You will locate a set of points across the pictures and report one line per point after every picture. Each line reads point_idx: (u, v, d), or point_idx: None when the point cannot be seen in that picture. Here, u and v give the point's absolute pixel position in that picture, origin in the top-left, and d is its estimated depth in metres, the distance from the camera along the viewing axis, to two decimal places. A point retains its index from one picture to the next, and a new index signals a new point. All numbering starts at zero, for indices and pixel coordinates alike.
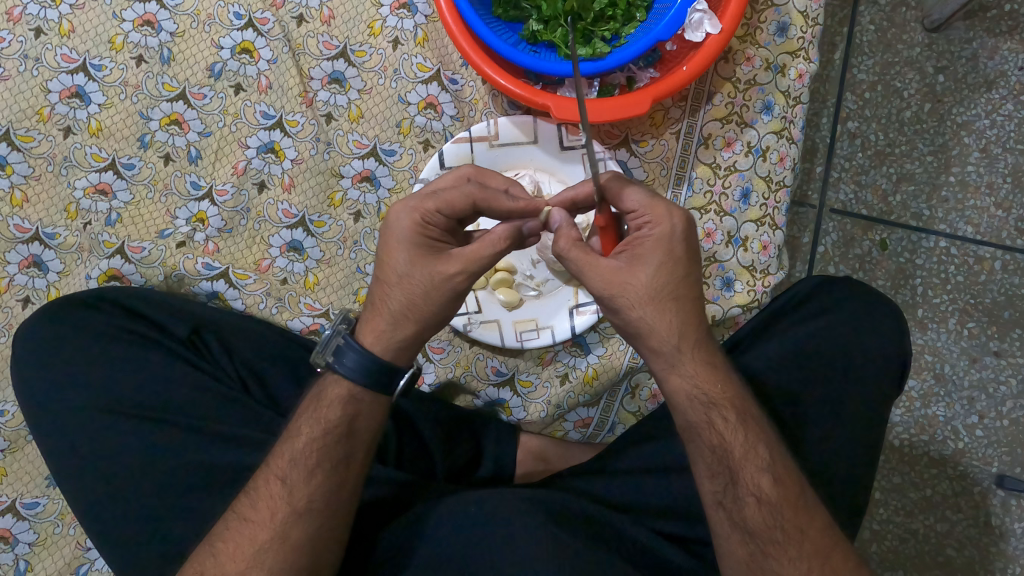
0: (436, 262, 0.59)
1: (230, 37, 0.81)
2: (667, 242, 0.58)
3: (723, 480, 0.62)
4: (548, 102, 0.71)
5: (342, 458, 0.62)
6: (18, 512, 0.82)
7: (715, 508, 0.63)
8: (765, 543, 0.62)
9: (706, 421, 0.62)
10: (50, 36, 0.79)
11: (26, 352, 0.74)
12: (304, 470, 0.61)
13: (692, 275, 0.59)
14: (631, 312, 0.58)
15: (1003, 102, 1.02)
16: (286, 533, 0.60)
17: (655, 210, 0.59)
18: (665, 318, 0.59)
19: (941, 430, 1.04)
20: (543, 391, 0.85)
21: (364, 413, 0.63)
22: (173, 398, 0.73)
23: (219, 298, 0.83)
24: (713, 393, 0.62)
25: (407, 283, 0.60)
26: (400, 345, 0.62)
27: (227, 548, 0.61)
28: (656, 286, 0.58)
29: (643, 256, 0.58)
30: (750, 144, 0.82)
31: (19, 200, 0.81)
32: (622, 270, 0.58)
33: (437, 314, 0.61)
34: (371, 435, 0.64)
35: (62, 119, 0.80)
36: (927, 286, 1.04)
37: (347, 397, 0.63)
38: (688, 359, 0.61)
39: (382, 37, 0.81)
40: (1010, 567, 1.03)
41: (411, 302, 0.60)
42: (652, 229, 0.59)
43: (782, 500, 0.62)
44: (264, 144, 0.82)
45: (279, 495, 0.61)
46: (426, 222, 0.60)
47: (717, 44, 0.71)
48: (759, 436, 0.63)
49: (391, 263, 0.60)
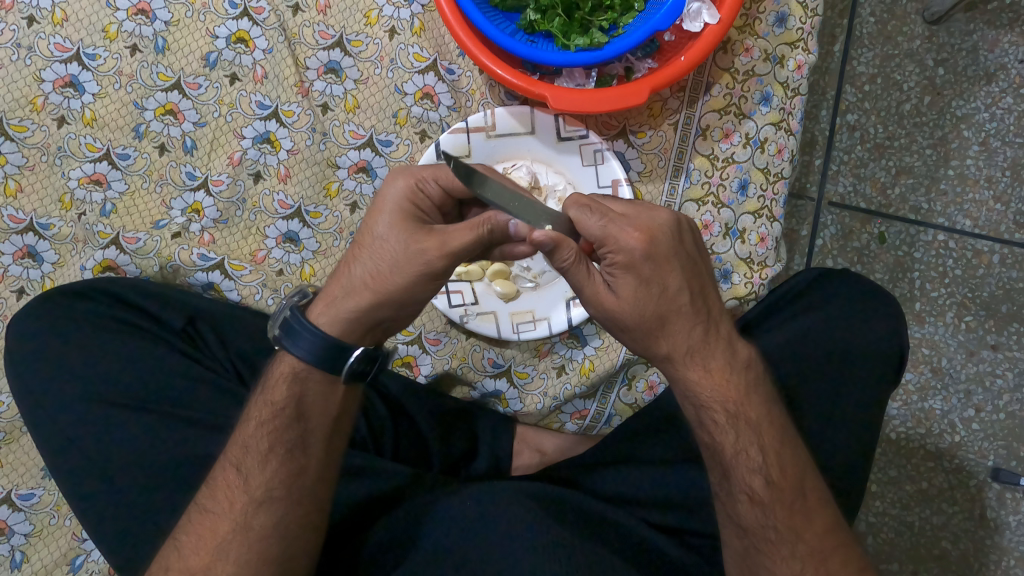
0: (416, 230, 0.58)
1: (225, 27, 0.80)
2: (634, 267, 0.56)
3: (717, 474, 0.64)
4: (545, 92, 0.70)
5: (295, 441, 0.62)
6: (15, 502, 0.82)
7: (716, 499, 0.65)
8: (758, 541, 0.63)
9: (699, 421, 0.64)
10: (43, 24, 0.78)
11: (19, 343, 0.73)
12: (258, 457, 0.62)
13: (671, 292, 0.58)
14: (625, 334, 0.60)
15: (1003, 95, 1.02)
16: (249, 523, 0.61)
17: (612, 235, 0.55)
18: (657, 338, 0.60)
19: (938, 423, 1.05)
20: (540, 382, 0.85)
21: (311, 392, 0.63)
22: (164, 389, 0.73)
23: (215, 289, 0.83)
24: (700, 395, 0.63)
25: (380, 245, 0.59)
26: (346, 318, 0.60)
27: (189, 541, 0.61)
28: (641, 311, 0.58)
29: (620, 281, 0.57)
30: (748, 135, 0.81)
31: (14, 190, 0.80)
32: (606, 299, 0.58)
33: (397, 290, 0.59)
34: (326, 416, 0.63)
35: (57, 109, 0.79)
36: (926, 279, 1.04)
37: (291, 375, 0.62)
38: (681, 368, 0.62)
39: (379, 27, 0.81)
40: (1004, 560, 1.04)
41: (376, 269, 0.59)
42: (614, 257, 0.56)
43: (776, 502, 0.63)
44: (261, 134, 0.81)
45: (235, 485, 0.62)
46: (421, 189, 0.61)
47: (716, 34, 0.70)
48: (752, 439, 0.63)
49: (372, 223, 0.60)
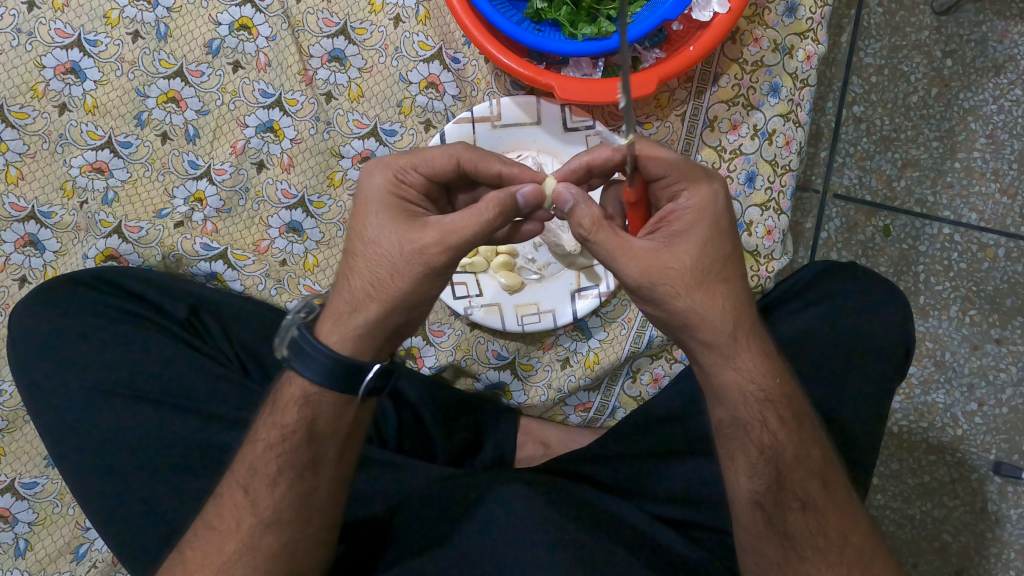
0: (406, 229, 0.56)
1: (228, 13, 0.79)
2: (709, 214, 0.57)
3: (766, 479, 0.61)
4: (552, 81, 0.70)
5: (306, 463, 0.61)
6: (18, 491, 0.82)
7: (753, 508, 0.62)
8: (804, 548, 0.62)
9: (761, 418, 0.61)
10: (43, 9, 0.77)
11: (21, 330, 0.73)
12: (266, 479, 0.61)
13: (731, 247, 0.58)
14: (678, 301, 0.56)
15: (1012, 87, 1.00)
16: (256, 544, 0.60)
17: (692, 177, 0.57)
18: (725, 309, 0.58)
19: (941, 417, 1.04)
20: (544, 375, 0.84)
21: (321, 416, 0.61)
22: (168, 382, 0.73)
23: (218, 279, 0.82)
24: (770, 389, 0.61)
25: (371, 254, 0.57)
26: (360, 333, 0.59)
27: (194, 556, 0.61)
28: (704, 266, 0.56)
29: (684, 232, 0.57)
30: (756, 127, 0.81)
31: (15, 177, 0.80)
32: (663, 251, 0.55)
33: (404, 294, 0.57)
34: (336, 438, 0.62)
35: (58, 96, 0.79)
36: (930, 273, 1.04)
37: (301, 399, 0.60)
38: (744, 351, 0.60)
39: (383, 14, 0.80)
40: (1005, 553, 1.04)
41: (377, 277, 0.57)
42: (689, 199, 0.57)
43: (829, 507, 0.62)
44: (264, 123, 0.81)
45: (243, 506, 0.61)
46: (401, 178, 0.59)
47: (725, 23, 0.70)
48: (813, 439, 0.63)
49: (363, 229, 0.57)
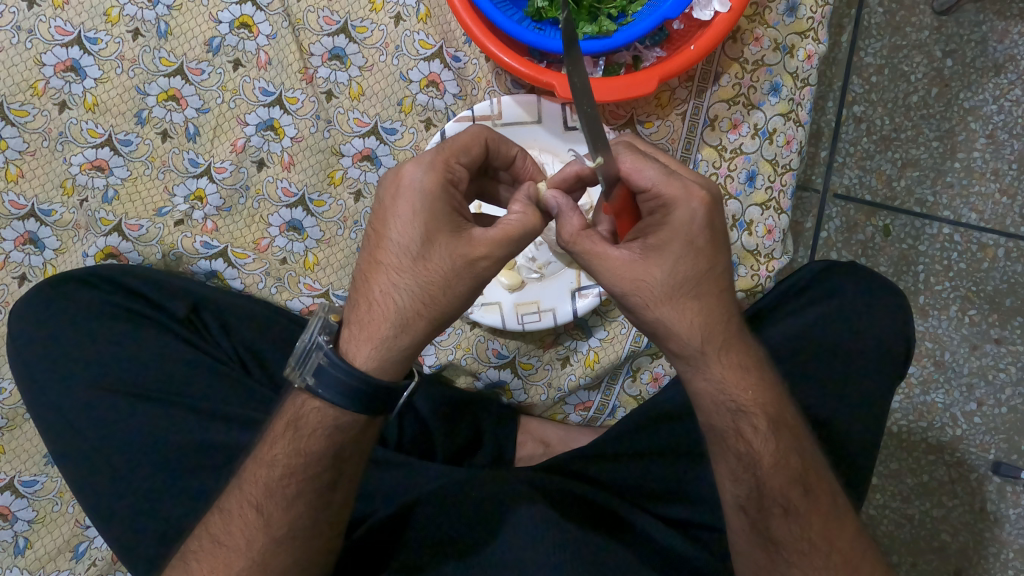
0: (459, 241, 0.53)
1: (229, 11, 0.79)
2: (686, 230, 0.54)
3: (747, 485, 0.61)
4: (552, 80, 0.69)
5: (326, 483, 0.60)
6: (18, 489, 0.82)
7: (737, 511, 0.62)
8: (790, 552, 0.62)
9: (734, 428, 0.61)
10: (43, 7, 0.77)
11: (21, 326, 0.73)
12: (283, 501, 0.60)
13: (709, 265, 0.55)
14: (647, 312, 0.56)
15: (1012, 87, 1.00)
16: (267, 562, 0.60)
17: (672, 190, 0.54)
18: (694, 324, 0.57)
19: (940, 416, 1.04)
20: (545, 374, 0.85)
21: (349, 441, 0.59)
22: (168, 383, 0.73)
23: (218, 277, 0.82)
24: (742, 399, 0.60)
25: (424, 266, 0.53)
26: (403, 353, 0.56)
27: (201, 567, 0.61)
28: (673, 283, 0.54)
29: (660, 247, 0.54)
30: (757, 126, 0.81)
31: (15, 175, 0.79)
32: (635, 263, 0.54)
33: (452, 309, 0.55)
34: (357, 460, 0.61)
35: (58, 94, 0.79)
36: (930, 272, 1.04)
37: (333, 427, 0.58)
38: (716, 364, 0.59)
39: (384, 13, 0.79)
40: (1003, 553, 1.04)
41: (428, 293, 0.54)
42: (668, 213, 0.54)
43: (813, 512, 0.62)
44: (264, 121, 0.81)
45: (255, 525, 0.60)
46: (450, 179, 0.54)
47: (726, 22, 0.69)
48: (791, 446, 0.62)
49: (411, 240, 0.53)
